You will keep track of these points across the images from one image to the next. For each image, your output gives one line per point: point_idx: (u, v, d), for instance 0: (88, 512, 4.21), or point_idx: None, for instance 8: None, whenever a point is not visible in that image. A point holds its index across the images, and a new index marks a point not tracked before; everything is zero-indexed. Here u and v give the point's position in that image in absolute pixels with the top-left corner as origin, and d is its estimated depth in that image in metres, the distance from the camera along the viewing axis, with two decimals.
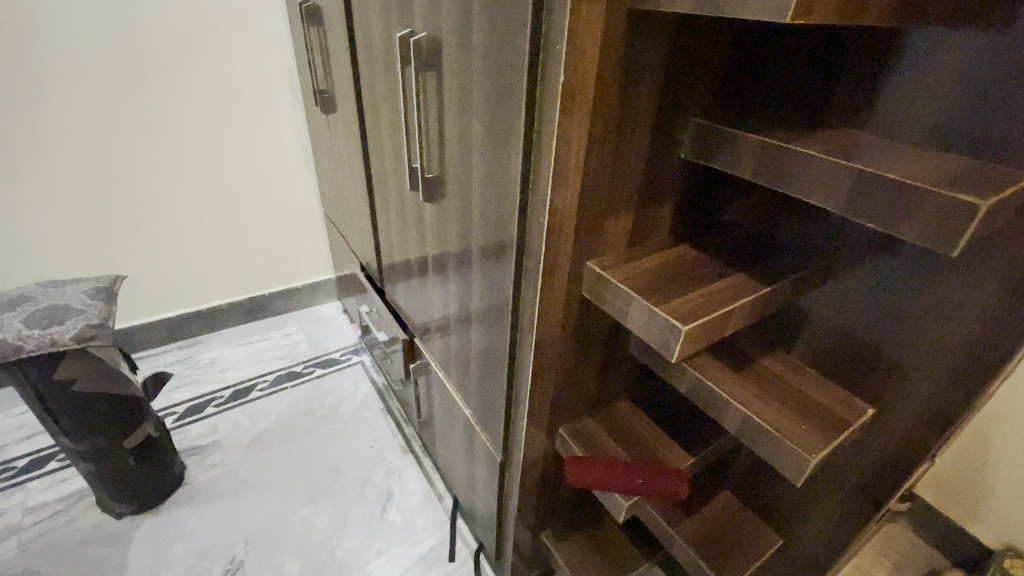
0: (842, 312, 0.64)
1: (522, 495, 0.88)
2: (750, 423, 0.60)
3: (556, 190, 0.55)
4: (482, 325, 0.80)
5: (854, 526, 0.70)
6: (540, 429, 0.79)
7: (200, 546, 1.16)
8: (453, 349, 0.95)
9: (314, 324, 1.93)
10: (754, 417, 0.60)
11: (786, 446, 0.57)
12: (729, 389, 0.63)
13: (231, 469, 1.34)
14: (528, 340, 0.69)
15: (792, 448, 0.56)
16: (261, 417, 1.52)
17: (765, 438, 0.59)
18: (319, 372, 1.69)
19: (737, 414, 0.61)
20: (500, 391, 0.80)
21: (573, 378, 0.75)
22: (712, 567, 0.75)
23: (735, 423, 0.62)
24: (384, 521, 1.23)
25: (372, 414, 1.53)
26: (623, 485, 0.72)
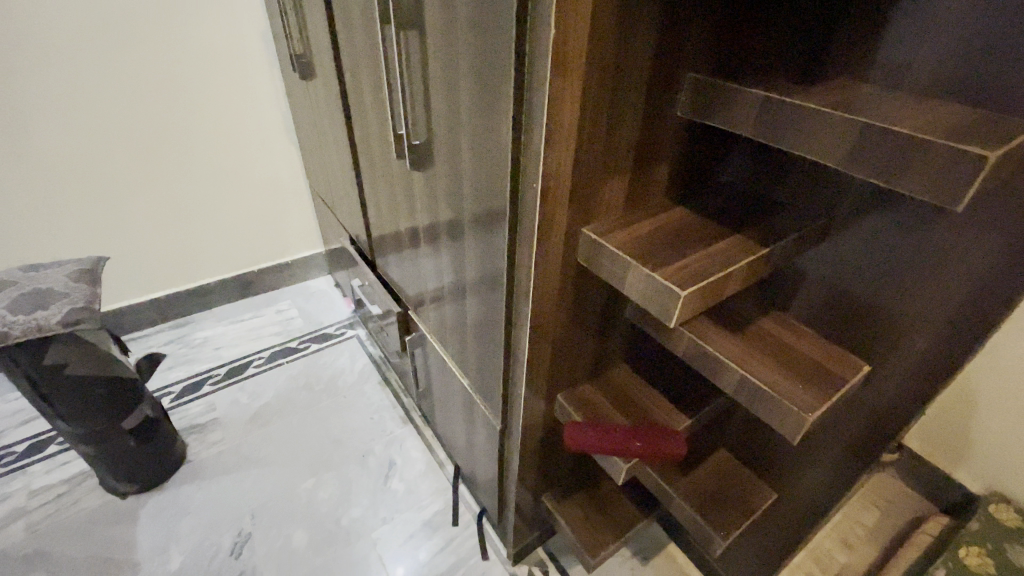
0: (840, 269, 0.64)
1: (522, 461, 0.89)
2: (747, 383, 0.60)
3: (549, 156, 0.53)
4: (477, 296, 0.79)
5: (845, 480, 0.72)
6: (537, 396, 0.79)
7: (208, 520, 1.17)
8: (448, 320, 0.94)
9: (307, 299, 1.91)
10: (750, 378, 0.60)
11: (783, 404, 0.58)
12: (726, 350, 0.63)
13: (233, 446, 1.35)
14: (523, 310, 0.68)
15: (788, 407, 0.57)
16: (259, 393, 1.52)
17: (762, 398, 0.60)
18: (314, 347, 1.69)
19: (734, 375, 0.61)
20: (498, 362, 0.80)
21: (569, 344, 0.75)
22: (709, 523, 0.78)
23: (732, 383, 0.62)
24: (388, 490, 1.25)
25: (370, 386, 1.54)
26: (624, 445, 0.73)
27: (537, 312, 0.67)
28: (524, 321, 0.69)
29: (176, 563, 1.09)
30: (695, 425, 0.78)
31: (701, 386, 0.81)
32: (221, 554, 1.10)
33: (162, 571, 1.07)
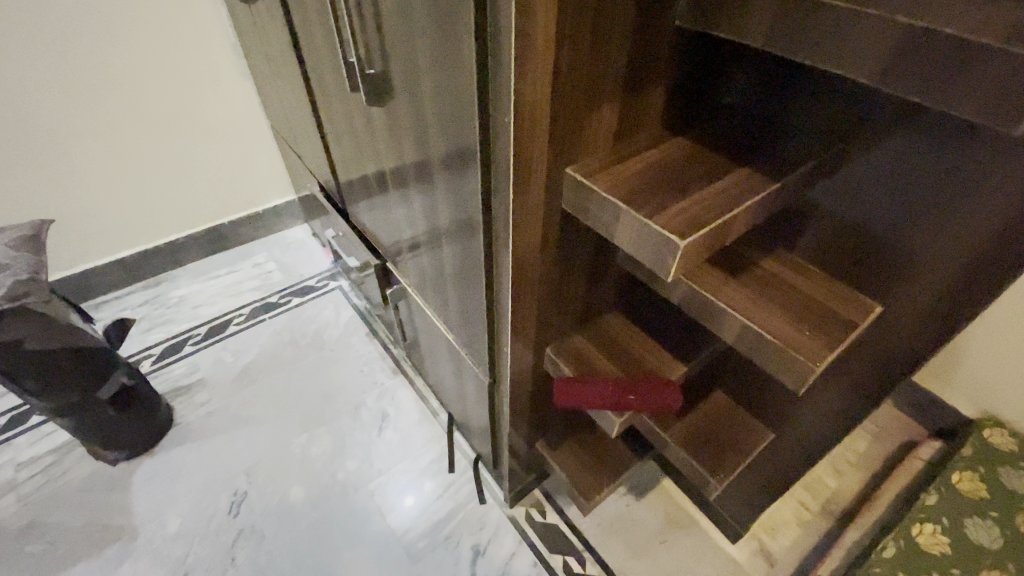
0: (855, 201, 0.57)
1: (512, 414, 0.86)
2: (749, 333, 0.56)
3: (522, 85, 0.44)
4: (455, 248, 0.72)
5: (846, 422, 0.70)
6: (525, 352, 0.74)
7: (203, 482, 1.16)
8: (427, 272, 0.88)
9: (284, 250, 1.82)
10: (752, 326, 0.55)
11: (787, 355, 0.53)
12: (727, 297, 0.57)
13: (221, 406, 1.32)
14: (503, 263, 0.61)
15: (794, 357, 0.53)
16: (243, 350, 1.47)
17: (765, 349, 0.55)
18: (296, 302, 1.62)
19: (735, 324, 0.56)
20: (480, 318, 0.74)
21: (556, 295, 0.70)
22: (704, 466, 0.76)
23: (733, 333, 0.57)
24: (382, 441, 1.23)
25: (358, 339, 1.48)
26: (615, 398, 0.69)
27: (518, 265, 0.61)
28: (504, 276, 0.62)
29: (175, 525, 1.09)
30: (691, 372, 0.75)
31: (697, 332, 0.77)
32: (218, 514, 1.10)
33: (161, 534, 1.07)
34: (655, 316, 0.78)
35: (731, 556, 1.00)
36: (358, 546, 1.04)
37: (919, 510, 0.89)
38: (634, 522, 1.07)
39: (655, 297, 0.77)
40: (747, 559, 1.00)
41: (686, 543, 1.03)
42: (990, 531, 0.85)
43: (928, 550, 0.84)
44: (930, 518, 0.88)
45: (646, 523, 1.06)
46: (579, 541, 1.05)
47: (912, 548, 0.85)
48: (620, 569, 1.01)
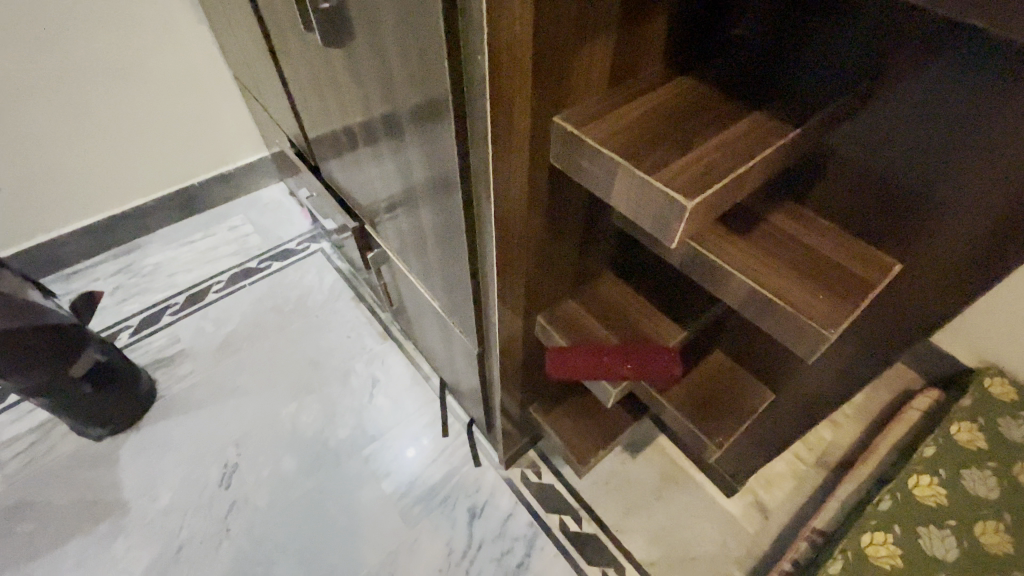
0: (878, 146, 0.51)
1: (503, 382, 0.82)
2: (757, 298, 0.51)
3: (496, 17, 0.37)
4: (433, 209, 0.65)
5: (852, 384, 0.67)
6: (515, 319, 0.70)
7: (192, 454, 1.14)
8: (407, 235, 0.81)
9: (261, 211, 1.72)
10: (759, 292, 0.50)
11: (798, 322, 0.49)
12: (734, 259, 0.52)
13: (205, 377, 1.28)
14: (486, 227, 0.55)
15: (805, 325, 0.48)
16: (224, 319, 1.42)
17: (774, 315, 0.50)
18: (276, 266, 1.54)
19: (742, 289, 0.51)
20: (464, 286, 0.68)
21: (546, 259, 0.64)
22: (703, 430, 0.73)
23: (739, 297, 0.53)
24: (373, 407, 1.19)
25: (344, 303, 1.40)
26: (608, 373, 0.66)
27: (501, 230, 0.55)
28: (488, 242, 0.56)
29: (166, 499, 1.07)
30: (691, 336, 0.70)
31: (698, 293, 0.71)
32: (210, 486, 1.08)
33: (153, 508, 1.06)
34: (653, 277, 0.73)
35: (727, 510, 1.01)
36: (354, 513, 1.03)
37: (917, 463, 0.89)
38: (630, 480, 1.05)
39: (653, 257, 0.71)
40: (742, 513, 1.00)
41: (682, 499, 1.03)
42: (986, 481, 0.86)
43: (924, 502, 0.84)
44: (927, 470, 0.88)
45: (642, 480, 1.05)
46: (576, 500, 1.04)
47: (908, 500, 0.85)
48: (616, 526, 1.01)
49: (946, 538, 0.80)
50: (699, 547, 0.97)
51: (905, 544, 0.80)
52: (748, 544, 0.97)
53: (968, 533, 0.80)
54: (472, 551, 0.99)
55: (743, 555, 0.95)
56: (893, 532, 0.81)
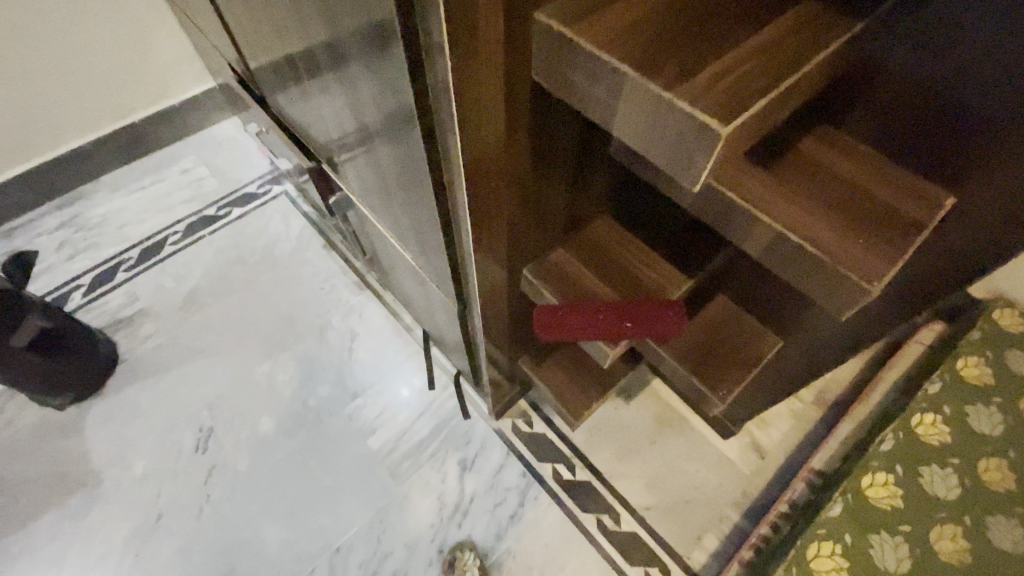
0: (945, 49, 0.40)
1: (486, 339, 0.75)
2: (783, 246, 0.42)
3: None
4: (392, 147, 0.53)
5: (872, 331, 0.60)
6: (497, 271, 0.61)
7: (163, 420, 1.08)
8: (368, 176, 0.69)
9: (215, 151, 1.55)
10: (787, 238, 0.42)
11: (834, 273, 0.41)
12: (759, 197, 0.43)
13: (169, 338, 1.18)
14: (456, 170, 0.45)
15: (842, 277, 0.40)
16: (185, 274, 1.29)
17: (804, 265, 0.42)
18: (236, 214, 1.40)
19: (766, 234, 0.43)
20: (435, 238, 0.58)
21: (531, 202, 0.55)
22: (705, 383, 0.65)
23: (760, 244, 0.44)
24: (354, 363, 1.11)
25: (314, 252, 1.28)
26: (609, 335, 0.59)
27: (474, 170, 0.45)
28: (459, 187, 0.46)
29: (141, 468, 1.02)
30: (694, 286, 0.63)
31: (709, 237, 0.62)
32: (185, 452, 1.03)
33: (127, 477, 1.01)
34: (653, 219, 0.63)
35: (722, 452, 0.98)
36: (339, 471, 0.99)
37: (920, 400, 0.85)
38: (623, 426, 1.02)
39: (655, 195, 0.61)
40: (738, 455, 0.98)
41: (676, 443, 1.00)
42: (991, 418, 0.83)
43: (926, 441, 0.82)
44: (931, 408, 0.84)
45: (636, 426, 1.01)
46: (569, 448, 1.01)
47: (910, 439, 0.82)
48: (610, 473, 0.98)
49: (948, 476, 0.78)
50: (694, 490, 0.95)
51: (906, 484, 0.78)
52: (745, 484, 0.95)
53: (971, 471, 0.79)
54: (465, 504, 0.96)
55: (739, 496, 0.94)
56: (894, 472, 0.79)
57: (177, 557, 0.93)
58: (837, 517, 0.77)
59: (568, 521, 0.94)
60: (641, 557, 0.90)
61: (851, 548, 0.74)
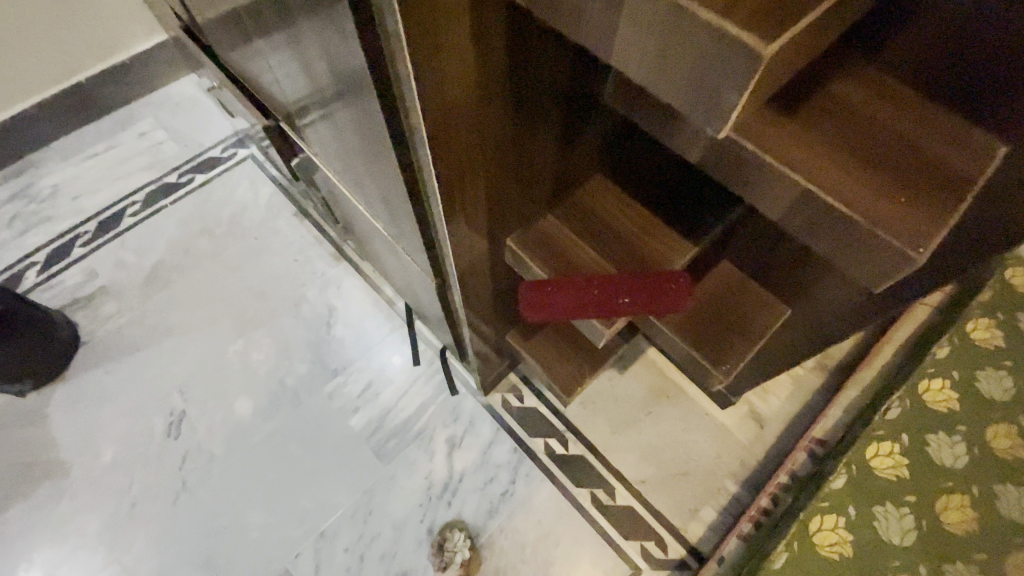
0: None
1: (469, 313, 0.68)
2: (810, 205, 0.36)
3: None
4: (341, 97, 0.44)
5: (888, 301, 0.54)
6: (475, 239, 0.54)
7: (132, 405, 1.02)
8: (325, 135, 0.60)
9: (173, 113, 1.39)
10: (813, 196, 0.35)
11: (870, 236, 0.34)
12: (780, 145, 0.36)
13: (133, 317, 1.10)
14: (416, 116, 0.37)
15: (879, 241, 0.34)
16: (146, 248, 1.20)
17: (834, 227, 0.36)
18: (199, 181, 1.28)
19: (789, 192, 0.36)
20: (403, 206, 0.50)
21: (512, 160, 0.48)
22: (706, 357, 0.60)
23: (781, 206, 0.37)
24: (333, 339, 1.05)
25: (285, 221, 1.19)
26: (601, 311, 0.53)
27: (438, 116, 0.37)
28: (421, 137, 0.39)
29: (111, 455, 0.97)
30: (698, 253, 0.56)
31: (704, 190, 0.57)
32: (157, 437, 0.98)
33: (97, 465, 0.96)
34: (648, 175, 0.57)
35: (720, 422, 0.94)
36: (320, 452, 0.94)
37: (928, 366, 0.81)
38: (617, 398, 0.97)
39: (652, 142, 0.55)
40: (736, 424, 0.94)
41: (672, 413, 0.95)
42: (1000, 382, 0.79)
43: (934, 409, 0.78)
44: (939, 374, 0.80)
45: (630, 397, 0.97)
46: (561, 422, 0.97)
47: (917, 407, 0.78)
48: (604, 446, 0.94)
49: (956, 445, 0.75)
50: (691, 462, 0.92)
51: (912, 454, 0.75)
52: (743, 454, 0.92)
53: (979, 439, 0.75)
54: (454, 482, 0.92)
55: (737, 466, 0.91)
56: (900, 441, 0.76)
57: (155, 546, 0.89)
58: (840, 490, 0.74)
59: (561, 497, 0.91)
60: (637, 532, 0.88)
61: (854, 521, 0.72)
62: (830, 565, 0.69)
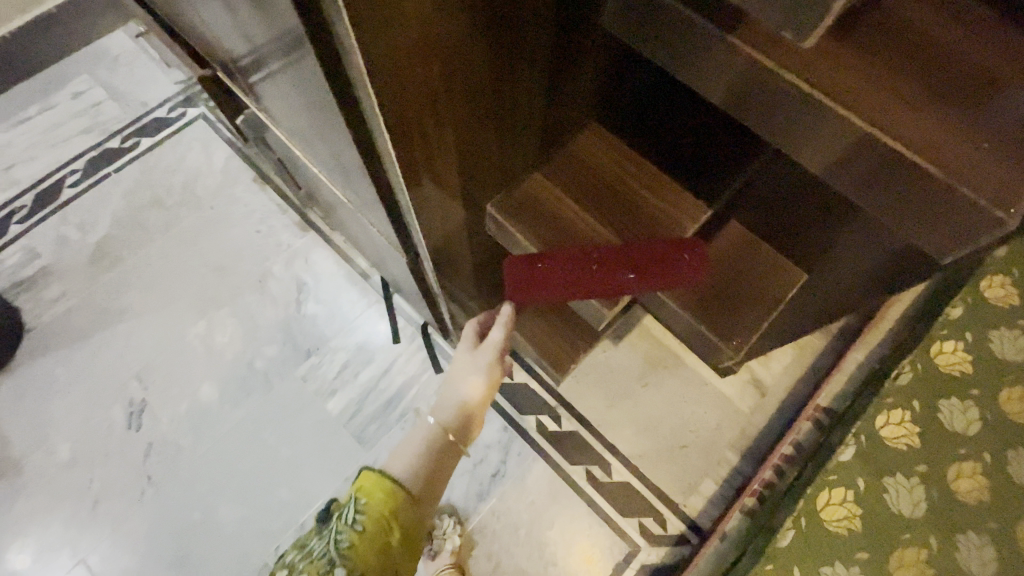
0: None
1: (447, 289, 0.60)
2: (863, 160, 0.27)
3: None
4: (262, 29, 0.34)
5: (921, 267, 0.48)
6: (448, 204, 0.46)
7: (86, 396, 0.93)
8: (262, 86, 0.49)
9: (112, 70, 1.21)
10: (871, 144, 0.26)
11: (950, 192, 0.25)
12: (829, 77, 0.27)
13: (82, 300, 1.00)
14: (357, 65, 0.29)
15: (953, 197, 0.25)
16: (90, 222, 1.08)
17: (898, 182, 0.27)
18: (145, 146, 1.14)
19: (838, 143, 0.28)
20: (358, 171, 0.41)
21: (484, 105, 0.39)
22: (716, 329, 0.52)
23: (827, 160, 0.29)
24: (303, 318, 0.97)
25: (244, 188, 1.08)
26: (608, 291, 0.48)
27: (384, 48, 0.28)
28: (369, 96, 0.31)
29: (67, 451, 0.90)
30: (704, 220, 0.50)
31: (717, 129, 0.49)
32: (117, 430, 0.90)
33: (53, 463, 0.89)
34: (646, 121, 0.51)
35: (720, 391, 0.90)
36: (296, 440, 0.88)
37: (941, 327, 0.76)
38: (612, 370, 0.92)
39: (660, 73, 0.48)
40: (737, 392, 0.89)
41: (670, 384, 0.90)
42: (1016, 343, 0.75)
43: (947, 373, 0.74)
44: (953, 336, 0.76)
45: (625, 368, 0.92)
46: (552, 397, 0.91)
47: (929, 372, 0.74)
48: (599, 421, 0.90)
49: (969, 410, 0.71)
50: (690, 434, 0.88)
51: (924, 421, 0.71)
52: (743, 424, 0.88)
53: (993, 403, 0.72)
54: None
55: (738, 436, 0.87)
56: (911, 408, 0.72)
57: (123, 545, 0.83)
58: (849, 463, 0.70)
59: (556, 476, 0.86)
60: (635, 508, 0.84)
61: (863, 494, 0.68)
62: (839, 540, 0.66)
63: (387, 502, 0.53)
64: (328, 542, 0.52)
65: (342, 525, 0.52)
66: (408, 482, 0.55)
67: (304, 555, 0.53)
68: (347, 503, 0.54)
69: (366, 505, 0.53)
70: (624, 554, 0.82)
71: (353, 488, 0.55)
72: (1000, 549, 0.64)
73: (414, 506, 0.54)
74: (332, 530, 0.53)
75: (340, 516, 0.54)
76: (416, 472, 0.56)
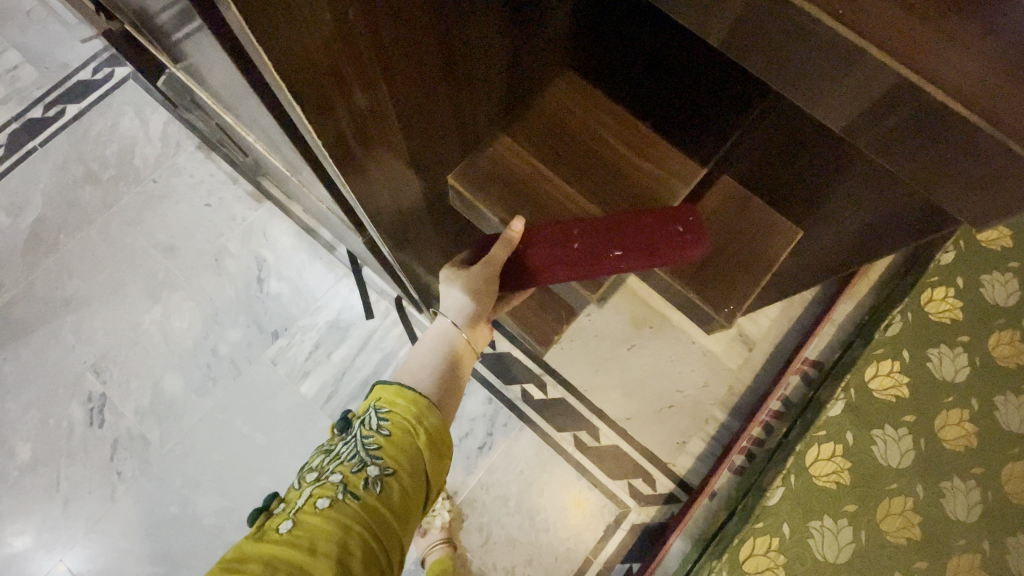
0: None
1: (411, 265, 0.55)
2: (893, 112, 0.22)
3: None
4: None
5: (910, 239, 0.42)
6: (400, 173, 0.40)
7: (41, 395, 0.87)
8: (166, 42, 0.41)
9: (22, 27, 1.06)
10: (901, 95, 0.21)
11: (973, 148, 0.21)
12: (858, 6, 0.21)
13: (20, 292, 0.92)
14: (235, 22, 0.22)
15: (1007, 159, 0.21)
16: (18, 204, 0.97)
17: (928, 137, 0.22)
18: (71, 115, 1.02)
19: (865, 93, 0.22)
20: (287, 146, 0.34)
21: (426, 55, 0.33)
22: (708, 301, 0.47)
23: (849, 113, 0.24)
24: (266, 297, 0.90)
25: (188, 157, 0.98)
26: (587, 271, 0.42)
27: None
28: (268, 66, 0.24)
29: (27, 453, 0.84)
30: (692, 184, 0.47)
31: (697, 73, 0.45)
32: (78, 428, 0.85)
33: (13, 467, 0.84)
34: (623, 68, 0.47)
35: (707, 349, 0.88)
36: (270, 426, 0.84)
37: (931, 274, 0.74)
38: (596, 333, 0.89)
39: (640, 6, 0.43)
40: (724, 350, 0.87)
41: (655, 345, 0.88)
42: (1006, 286, 0.73)
43: (936, 321, 0.72)
44: (943, 283, 0.74)
45: (610, 331, 0.89)
46: (536, 364, 0.88)
47: (919, 321, 0.72)
48: (585, 387, 0.87)
49: (958, 357, 0.70)
50: (678, 394, 0.86)
51: (913, 370, 0.70)
52: (730, 381, 0.86)
53: (982, 349, 0.71)
54: None
55: (725, 393, 0.86)
56: (901, 359, 0.71)
57: (100, 545, 0.80)
58: (838, 417, 0.69)
59: (544, 444, 0.85)
60: (624, 471, 0.84)
61: (852, 448, 0.67)
62: (828, 494, 0.65)
63: (420, 407, 0.42)
64: (357, 442, 0.40)
65: (371, 425, 0.41)
66: (429, 392, 0.44)
67: (329, 457, 0.41)
68: (373, 404, 0.42)
69: (391, 412, 0.41)
70: (615, 516, 0.82)
71: (376, 393, 0.43)
72: (984, 493, 0.65)
73: (440, 415, 0.43)
74: (359, 431, 0.41)
75: (364, 417, 0.42)
76: (435, 382, 0.44)
